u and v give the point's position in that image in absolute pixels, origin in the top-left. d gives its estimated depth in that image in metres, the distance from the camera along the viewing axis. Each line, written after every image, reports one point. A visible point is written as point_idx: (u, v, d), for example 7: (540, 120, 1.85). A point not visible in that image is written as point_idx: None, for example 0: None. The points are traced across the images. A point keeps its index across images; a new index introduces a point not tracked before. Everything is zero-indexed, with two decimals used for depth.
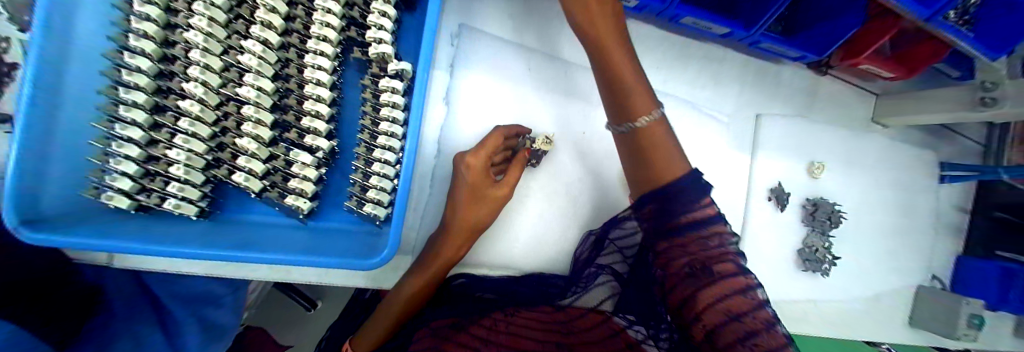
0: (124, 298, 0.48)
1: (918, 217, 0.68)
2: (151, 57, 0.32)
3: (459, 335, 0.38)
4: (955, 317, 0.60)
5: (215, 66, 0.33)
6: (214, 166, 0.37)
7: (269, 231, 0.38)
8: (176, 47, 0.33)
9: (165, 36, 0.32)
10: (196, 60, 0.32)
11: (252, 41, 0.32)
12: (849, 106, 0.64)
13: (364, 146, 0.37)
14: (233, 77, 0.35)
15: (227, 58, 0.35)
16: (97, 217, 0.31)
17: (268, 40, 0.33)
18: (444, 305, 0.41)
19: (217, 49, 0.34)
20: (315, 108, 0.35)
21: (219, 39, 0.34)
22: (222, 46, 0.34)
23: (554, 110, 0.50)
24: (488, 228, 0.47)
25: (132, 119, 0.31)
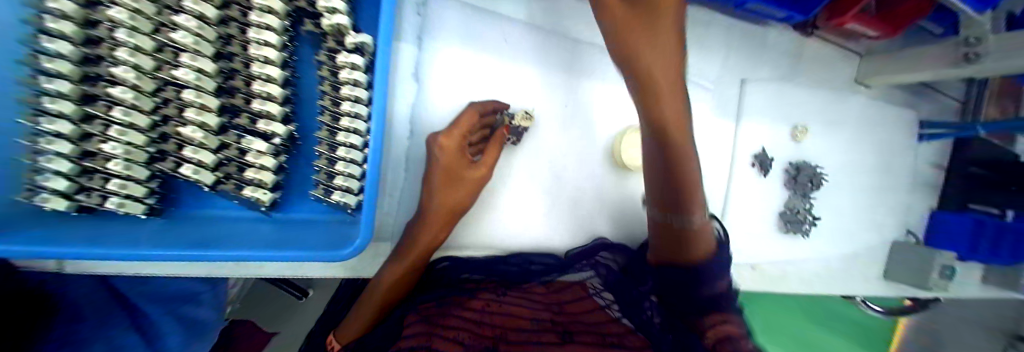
0: (92, 303, 0.45)
1: (896, 175, 0.69)
2: (72, 40, 0.25)
3: (448, 319, 0.36)
4: (928, 270, 0.63)
5: (146, 47, 0.28)
6: (158, 160, 0.34)
7: (235, 226, 0.36)
8: (100, 27, 0.26)
9: (85, 15, 0.25)
10: (123, 40, 0.27)
11: (186, 16, 0.27)
12: (834, 67, 0.63)
13: (326, 129, 0.34)
14: (174, 60, 0.30)
15: (158, 36, 0.29)
16: (32, 221, 0.28)
17: (204, 14, 0.28)
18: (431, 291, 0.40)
19: (147, 27, 0.28)
20: (265, 89, 0.31)
21: (149, 14, 0.28)
22: (153, 22, 0.29)
23: (535, 84, 0.47)
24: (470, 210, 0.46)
25: (57, 112, 0.26)
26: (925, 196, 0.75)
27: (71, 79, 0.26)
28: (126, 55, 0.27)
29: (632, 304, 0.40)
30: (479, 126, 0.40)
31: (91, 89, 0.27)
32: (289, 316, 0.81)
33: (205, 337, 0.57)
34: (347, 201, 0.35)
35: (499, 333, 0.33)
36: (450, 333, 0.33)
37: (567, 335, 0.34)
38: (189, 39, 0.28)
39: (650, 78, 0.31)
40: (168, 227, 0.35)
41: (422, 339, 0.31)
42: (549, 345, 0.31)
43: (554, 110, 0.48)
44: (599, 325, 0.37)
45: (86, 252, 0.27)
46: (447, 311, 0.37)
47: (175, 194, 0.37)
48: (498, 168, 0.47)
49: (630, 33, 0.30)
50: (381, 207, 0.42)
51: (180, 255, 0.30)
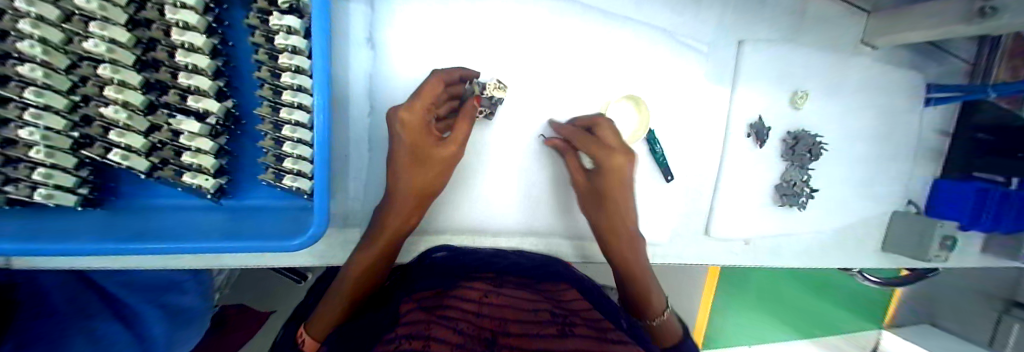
0: (66, 293, 0.43)
1: (899, 142, 0.66)
2: None
3: (440, 309, 0.31)
4: (929, 240, 0.61)
5: (51, 17, 0.23)
6: (85, 146, 0.30)
7: (187, 213, 0.34)
8: None
9: None
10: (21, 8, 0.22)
11: None
12: (841, 25, 0.57)
13: (268, 104, 0.31)
14: (88, 31, 0.25)
15: (64, 4, 0.24)
16: None
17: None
18: (417, 283, 0.37)
19: None
20: (190, 61, 0.28)
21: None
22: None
23: (511, 50, 0.42)
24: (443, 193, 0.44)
25: None
26: (930, 163, 0.72)
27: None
28: (28, 26, 0.22)
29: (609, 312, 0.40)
30: (445, 96, 0.37)
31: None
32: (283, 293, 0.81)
33: (197, 325, 0.52)
34: (299, 185, 0.32)
35: (496, 327, 0.29)
36: (448, 322, 0.28)
37: (569, 329, 0.30)
38: (95, 4, 0.23)
39: (607, 231, 0.44)
40: (117, 216, 0.33)
41: (417, 325, 0.26)
42: (554, 337, 0.27)
43: (533, 80, 0.44)
44: (601, 321, 0.34)
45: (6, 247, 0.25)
46: (440, 301, 0.32)
47: (115, 183, 0.34)
48: (468, 143, 0.44)
49: (585, 200, 0.45)
50: (344, 190, 0.39)
51: (112, 248, 0.27)
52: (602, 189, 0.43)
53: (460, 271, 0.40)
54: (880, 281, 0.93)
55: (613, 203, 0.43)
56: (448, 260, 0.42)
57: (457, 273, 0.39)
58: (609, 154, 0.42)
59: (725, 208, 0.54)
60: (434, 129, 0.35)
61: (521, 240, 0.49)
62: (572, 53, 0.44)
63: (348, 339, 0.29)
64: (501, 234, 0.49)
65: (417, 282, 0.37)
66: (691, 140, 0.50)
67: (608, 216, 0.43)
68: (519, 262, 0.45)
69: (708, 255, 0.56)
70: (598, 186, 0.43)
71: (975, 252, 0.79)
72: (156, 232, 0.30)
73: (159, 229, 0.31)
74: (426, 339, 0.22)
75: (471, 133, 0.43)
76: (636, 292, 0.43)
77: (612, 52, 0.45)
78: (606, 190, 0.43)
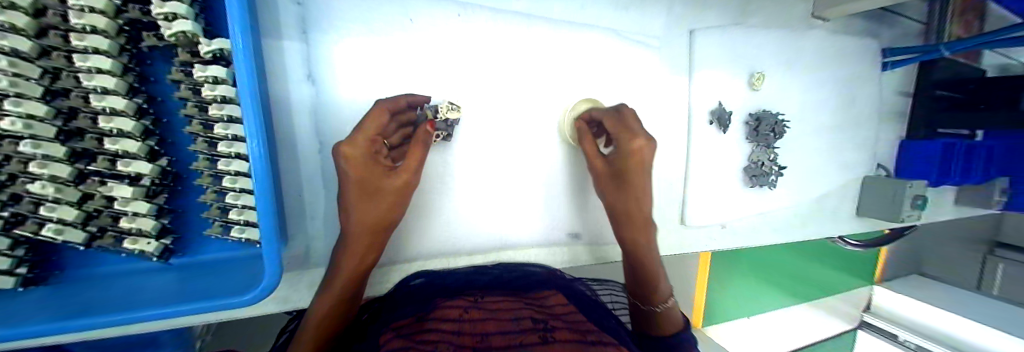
0: None
1: (862, 108, 0.67)
2: None
3: (422, 334, 0.32)
4: (900, 201, 0.62)
5: None
6: (18, 224, 0.29)
7: (137, 279, 0.33)
8: None
9: None
10: None
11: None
12: (791, 2, 0.57)
13: (205, 157, 0.30)
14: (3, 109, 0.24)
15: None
16: None
17: (18, 49, 0.22)
18: (397, 309, 0.38)
19: None
20: (114, 125, 0.26)
21: None
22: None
23: (457, 68, 0.42)
24: (406, 218, 0.43)
25: None
26: (895, 125, 0.74)
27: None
28: None
29: (597, 317, 0.40)
30: (393, 124, 0.37)
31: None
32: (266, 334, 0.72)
33: None
34: (248, 235, 0.32)
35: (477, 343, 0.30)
36: (427, 346, 0.29)
37: (549, 336, 0.31)
38: (6, 81, 0.22)
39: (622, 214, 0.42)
40: (60, 292, 0.31)
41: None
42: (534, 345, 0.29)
43: (487, 95, 0.44)
44: (579, 323, 0.35)
45: None
46: (421, 326, 0.33)
47: (57, 256, 0.33)
48: (426, 165, 0.43)
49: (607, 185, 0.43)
50: (303, 230, 0.38)
51: (53, 329, 0.26)
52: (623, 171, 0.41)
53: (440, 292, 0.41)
54: (863, 244, 0.95)
55: (633, 185, 0.41)
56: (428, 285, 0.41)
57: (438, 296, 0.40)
58: (629, 138, 0.39)
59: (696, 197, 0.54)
60: (383, 159, 0.35)
61: (497, 256, 0.49)
62: (522, 64, 0.44)
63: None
64: (477, 252, 0.48)
65: (400, 309, 0.37)
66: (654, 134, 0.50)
67: (626, 200, 0.42)
68: (501, 278, 0.45)
69: (686, 245, 0.56)
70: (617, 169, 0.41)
71: (946, 205, 0.81)
72: (103, 304, 0.29)
73: (107, 300, 0.30)
74: None
75: (428, 156, 0.43)
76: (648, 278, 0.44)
77: (563, 57, 0.45)
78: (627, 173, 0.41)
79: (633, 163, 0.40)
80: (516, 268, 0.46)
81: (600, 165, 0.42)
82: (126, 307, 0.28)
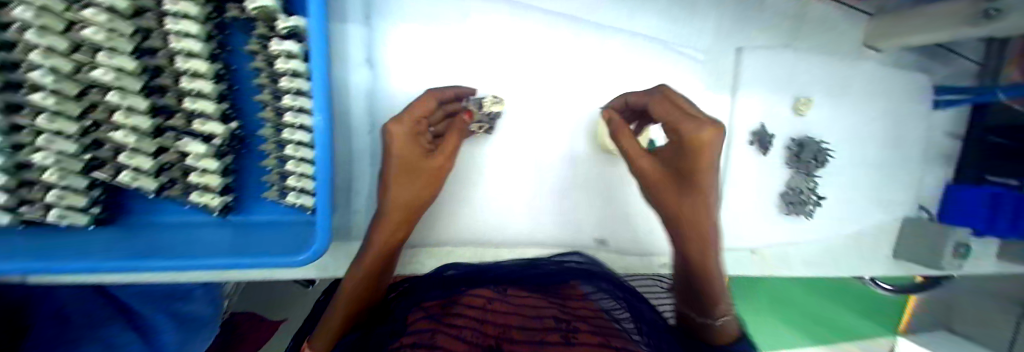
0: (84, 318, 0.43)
1: (908, 146, 0.64)
2: None
3: (451, 318, 0.35)
4: (941, 247, 0.59)
5: (62, 47, 0.24)
6: (97, 168, 0.31)
7: (191, 231, 0.35)
8: (12, 28, 0.23)
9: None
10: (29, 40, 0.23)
11: (93, 7, 0.23)
12: (842, 30, 0.57)
13: (271, 126, 0.32)
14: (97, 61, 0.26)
15: (71, 35, 0.25)
16: None
17: (116, 6, 0.24)
18: (415, 292, 0.39)
19: (57, 24, 0.23)
20: (195, 86, 0.28)
21: (59, 11, 0.23)
22: (60, 18, 0.24)
23: (503, 64, 0.43)
24: (438, 204, 0.44)
25: None
26: (941, 167, 0.71)
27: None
28: (38, 57, 0.23)
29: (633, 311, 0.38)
30: (440, 113, 0.38)
31: (14, 97, 0.25)
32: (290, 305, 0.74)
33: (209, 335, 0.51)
34: (303, 202, 0.34)
35: (494, 345, 0.31)
36: (452, 331, 0.32)
37: (571, 337, 0.32)
38: (102, 35, 0.24)
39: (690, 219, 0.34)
40: (124, 235, 0.34)
41: (421, 336, 0.30)
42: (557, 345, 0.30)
43: (533, 94, 0.45)
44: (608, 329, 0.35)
45: (25, 268, 0.26)
46: (448, 309, 0.36)
47: (121, 201, 0.35)
48: (460, 154, 0.44)
49: (660, 191, 0.35)
50: (348, 205, 0.41)
51: (122, 267, 0.28)
52: (683, 172, 0.33)
53: (458, 281, 0.41)
54: (895, 289, 0.90)
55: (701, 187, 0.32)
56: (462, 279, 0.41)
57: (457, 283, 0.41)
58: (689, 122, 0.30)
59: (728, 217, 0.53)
60: (424, 141, 0.36)
61: (523, 252, 0.49)
62: (568, 68, 0.45)
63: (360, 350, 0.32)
64: (505, 245, 0.49)
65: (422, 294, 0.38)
66: None
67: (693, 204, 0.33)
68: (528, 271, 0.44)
69: None
70: (676, 168, 0.34)
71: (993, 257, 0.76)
72: (163, 250, 0.31)
73: (165, 247, 0.32)
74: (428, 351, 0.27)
75: (461, 147, 0.43)
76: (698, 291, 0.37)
77: (608, 64, 0.46)
78: (688, 172, 0.33)
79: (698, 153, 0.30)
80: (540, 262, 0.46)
81: (648, 166, 0.36)
82: (185, 255, 0.30)
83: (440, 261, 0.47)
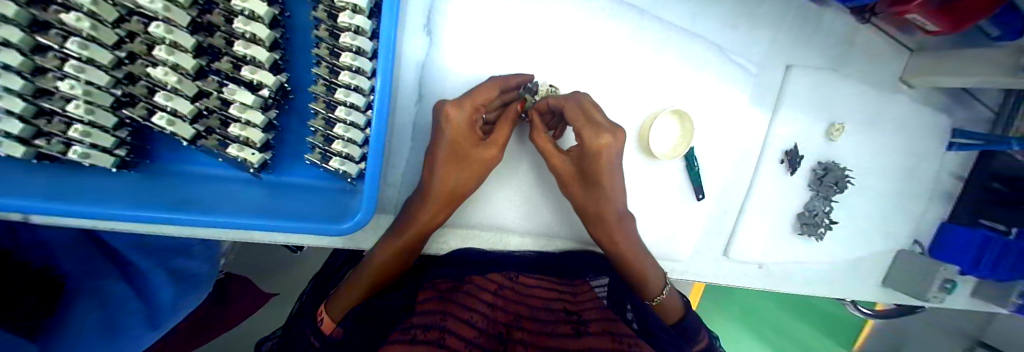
0: (78, 257, 0.42)
1: (918, 183, 0.66)
2: None
3: (460, 297, 0.32)
4: (928, 281, 0.62)
5: None
6: (127, 105, 0.29)
7: (218, 187, 0.33)
8: None
9: None
10: None
11: None
12: (884, 62, 0.57)
13: (323, 83, 0.30)
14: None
15: None
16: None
17: None
18: (440, 267, 0.40)
19: None
20: (249, 29, 0.26)
21: None
22: None
23: (558, 51, 0.40)
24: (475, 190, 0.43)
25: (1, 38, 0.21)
26: (942, 205, 0.73)
27: (16, 0, 0.20)
28: None
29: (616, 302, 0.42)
30: (499, 101, 0.36)
31: (42, 14, 0.21)
32: (286, 274, 0.76)
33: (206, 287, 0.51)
34: (346, 169, 0.32)
35: (503, 332, 0.28)
36: (465, 312, 0.29)
37: (583, 328, 0.30)
38: None
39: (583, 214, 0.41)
40: (147, 181, 0.32)
41: (434, 316, 0.27)
42: (565, 338, 0.27)
43: (579, 84, 0.42)
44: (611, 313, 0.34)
45: (35, 208, 0.24)
46: (457, 290, 0.34)
47: (151, 146, 0.34)
48: (507, 146, 0.43)
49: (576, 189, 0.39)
50: (384, 177, 0.40)
51: (146, 217, 0.26)
52: (590, 175, 0.37)
53: (474, 267, 0.41)
54: (870, 313, 0.96)
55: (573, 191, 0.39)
56: (477, 262, 0.42)
57: (471, 266, 0.41)
58: (547, 149, 0.37)
59: (742, 231, 0.55)
60: (478, 129, 0.35)
61: (546, 242, 0.49)
62: (619, 67, 0.43)
63: (371, 320, 0.31)
64: (529, 235, 0.48)
65: (438, 271, 0.39)
66: (726, 161, 0.50)
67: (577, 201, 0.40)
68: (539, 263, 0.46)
69: (721, 275, 0.57)
70: (585, 171, 0.38)
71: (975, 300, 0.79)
72: (188, 203, 0.29)
73: (190, 200, 0.30)
74: (442, 331, 0.25)
75: (509, 138, 0.43)
76: (640, 272, 0.43)
77: (665, 67, 0.44)
78: (596, 176, 0.37)
79: (559, 167, 0.38)
80: (568, 255, 0.48)
81: (568, 170, 0.38)
82: (216, 210, 0.29)
83: (462, 242, 0.46)
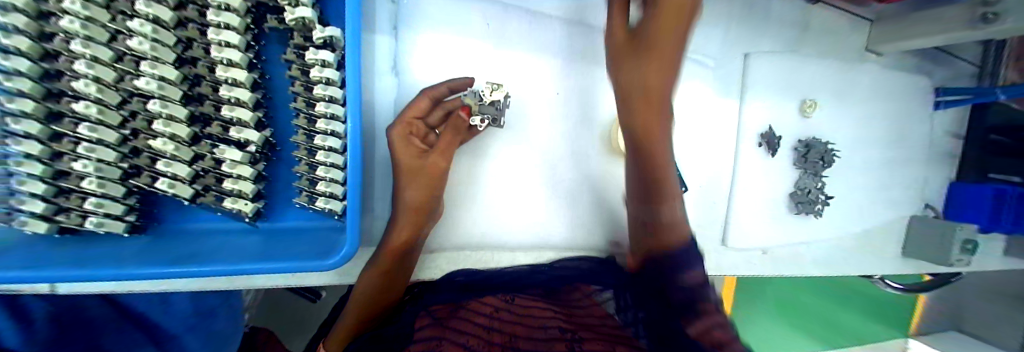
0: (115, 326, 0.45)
1: (912, 146, 0.65)
2: (30, 56, 0.24)
3: (455, 327, 0.32)
4: (947, 245, 0.59)
5: (105, 57, 0.26)
6: (134, 176, 0.32)
7: (221, 238, 0.36)
8: (58, 39, 0.25)
9: (41, 27, 0.24)
10: (79, 51, 0.25)
11: (138, 19, 0.25)
12: (843, 35, 0.58)
13: (303, 132, 0.33)
14: (136, 69, 0.28)
15: (115, 45, 0.27)
16: (26, 253, 0.28)
17: (160, 17, 0.26)
18: (432, 295, 0.40)
19: (103, 35, 0.26)
20: (234, 94, 0.29)
21: (103, 22, 0.25)
22: (107, 30, 0.26)
23: (517, 72, 0.44)
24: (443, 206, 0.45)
25: (24, 132, 0.25)
26: (947, 165, 0.70)
27: (34, 97, 0.25)
28: (84, 67, 0.25)
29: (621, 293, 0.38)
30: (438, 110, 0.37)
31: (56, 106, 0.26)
32: (299, 333, 0.77)
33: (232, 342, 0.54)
34: (332, 206, 0.35)
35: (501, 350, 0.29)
36: (459, 339, 0.30)
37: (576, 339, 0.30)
38: (147, 45, 0.25)
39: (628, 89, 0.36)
40: (158, 241, 0.35)
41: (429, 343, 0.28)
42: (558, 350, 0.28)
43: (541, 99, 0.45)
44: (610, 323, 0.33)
45: (52, 275, 0.26)
46: (456, 317, 0.35)
47: (157, 209, 0.37)
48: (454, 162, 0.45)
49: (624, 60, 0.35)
50: (371, 210, 0.42)
51: (155, 273, 0.29)
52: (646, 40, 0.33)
53: (468, 291, 0.41)
54: (903, 288, 0.90)
55: (628, 68, 0.35)
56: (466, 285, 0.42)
57: (462, 291, 0.41)
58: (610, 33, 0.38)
59: (735, 218, 0.55)
60: (421, 140, 0.36)
61: (539, 254, 0.49)
62: (577, 78, 0.46)
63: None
64: (520, 249, 0.49)
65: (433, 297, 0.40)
66: (703, 150, 0.51)
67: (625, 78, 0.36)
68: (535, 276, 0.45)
69: (725, 267, 0.56)
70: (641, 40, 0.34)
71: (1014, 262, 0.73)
72: (192, 256, 0.32)
73: (195, 254, 0.32)
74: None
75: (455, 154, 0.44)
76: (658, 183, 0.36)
77: None
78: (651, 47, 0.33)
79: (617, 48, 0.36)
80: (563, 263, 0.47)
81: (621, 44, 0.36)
82: (216, 260, 0.31)
83: (453, 264, 0.47)
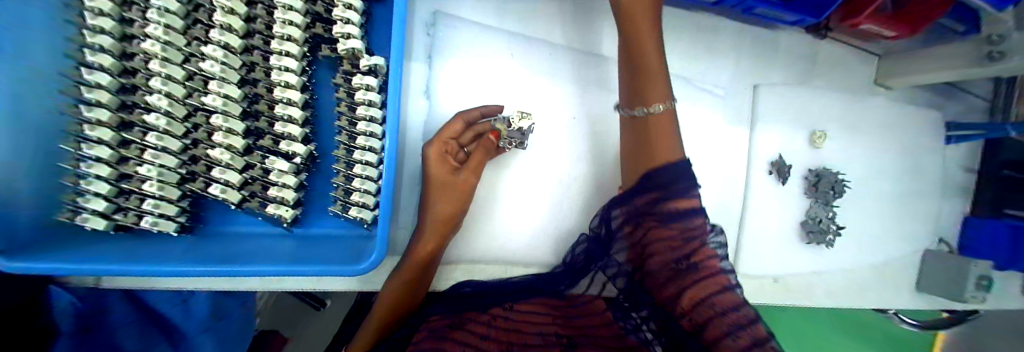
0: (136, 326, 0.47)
1: (924, 179, 0.66)
2: (110, 71, 0.28)
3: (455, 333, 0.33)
4: (961, 280, 0.59)
5: (177, 76, 0.29)
6: (189, 180, 0.35)
7: (258, 242, 0.38)
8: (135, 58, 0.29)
9: (123, 48, 0.29)
10: (155, 70, 0.28)
11: (212, 46, 0.29)
12: (851, 69, 0.60)
13: (344, 147, 0.36)
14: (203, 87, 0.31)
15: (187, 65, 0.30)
16: (90, 249, 0.31)
17: (229, 44, 0.30)
18: (442, 302, 0.41)
19: (177, 57, 0.29)
20: (287, 112, 0.32)
21: (178, 46, 0.29)
22: (181, 52, 0.30)
23: (539, 97, 0.47)
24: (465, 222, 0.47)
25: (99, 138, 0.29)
26: (960, 200, 0.70)
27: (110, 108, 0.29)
28: (158, 83, 0.28)
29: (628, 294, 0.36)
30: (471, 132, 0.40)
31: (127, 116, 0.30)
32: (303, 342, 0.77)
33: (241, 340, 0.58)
34: (363, 216, 0.37)
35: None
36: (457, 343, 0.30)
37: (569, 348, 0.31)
38: (217, 67, 0.29)
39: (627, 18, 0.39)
40: (201, 242, 0.37)
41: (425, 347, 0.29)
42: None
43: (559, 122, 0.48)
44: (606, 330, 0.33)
45: (114, 269, 0.29)
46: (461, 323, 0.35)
47: (204, 212, 0.40)
48: (482, 180, 0.47)
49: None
50: (396, 221, 0.45)
51: (202, 271, 0.31)
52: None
53: (478, 297, 0.42)
54: (919, 325, 0.88)
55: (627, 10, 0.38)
56: (476, 294, 0.42)
57: (474, 297, 0.42)
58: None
59: (745, 244, 0.55)
60: (453, 159, 0.39)
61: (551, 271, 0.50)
62: (594, 104, 0.49)
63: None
64: (533, 265, 0.50)
65: (447, 304, 0.41)
66: (714, 176, 0.53)
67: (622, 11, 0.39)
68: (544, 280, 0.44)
69: None
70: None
71: None
72: (234, 257, 0.34)
73: (236, 255, 0.34)
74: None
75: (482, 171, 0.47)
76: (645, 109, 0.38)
77: None
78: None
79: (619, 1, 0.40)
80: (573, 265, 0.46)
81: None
82: (256, 261, 0.33)
83: (468, 276, 0.48)
